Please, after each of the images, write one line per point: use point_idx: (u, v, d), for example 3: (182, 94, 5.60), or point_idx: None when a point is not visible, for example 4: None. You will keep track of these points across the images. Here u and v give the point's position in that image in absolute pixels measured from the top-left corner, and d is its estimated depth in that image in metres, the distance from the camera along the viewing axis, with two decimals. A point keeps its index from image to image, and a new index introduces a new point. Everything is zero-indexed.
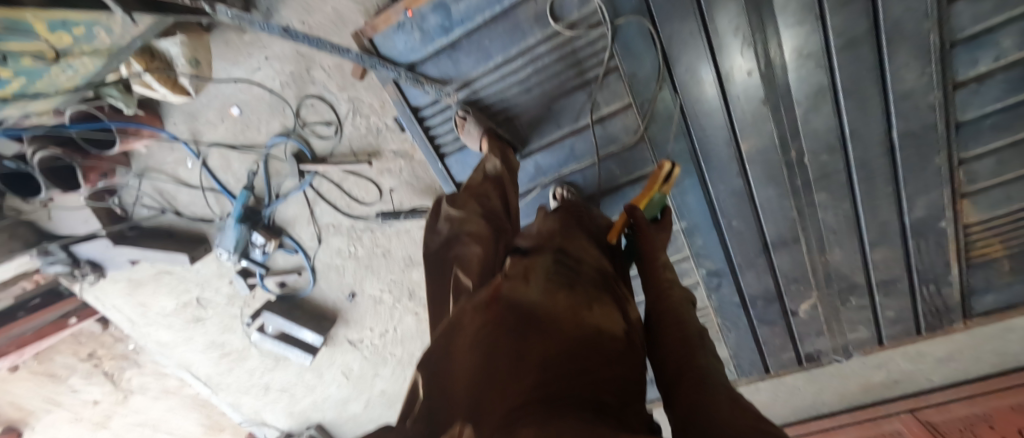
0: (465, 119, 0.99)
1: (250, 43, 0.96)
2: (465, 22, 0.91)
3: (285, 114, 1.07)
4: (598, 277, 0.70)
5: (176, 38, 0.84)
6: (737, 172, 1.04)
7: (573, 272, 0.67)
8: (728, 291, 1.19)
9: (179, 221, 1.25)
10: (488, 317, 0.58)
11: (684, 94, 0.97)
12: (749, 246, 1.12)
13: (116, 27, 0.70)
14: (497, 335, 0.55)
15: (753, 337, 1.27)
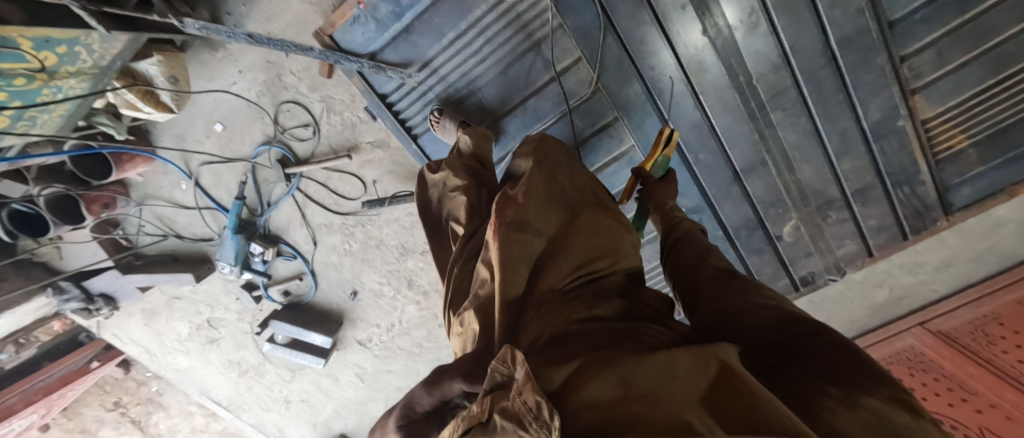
0: (440, 118, 1.07)
1: (223, 58, 1.05)
2: (414, 5, 0.99)
3: (264, 122, 1.14)
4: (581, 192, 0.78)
5: (153, 58, 0.93)
6: (693, 106, 1.09)
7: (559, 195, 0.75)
8: (710, 224, 1.24)
9: (182, 244, 1.31)
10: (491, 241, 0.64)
11: (628, 39, 1.03)
12: (720, 177, 1.17)
13: (96, 46, 0.79)
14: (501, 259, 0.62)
15: (744, 268, 1.30)
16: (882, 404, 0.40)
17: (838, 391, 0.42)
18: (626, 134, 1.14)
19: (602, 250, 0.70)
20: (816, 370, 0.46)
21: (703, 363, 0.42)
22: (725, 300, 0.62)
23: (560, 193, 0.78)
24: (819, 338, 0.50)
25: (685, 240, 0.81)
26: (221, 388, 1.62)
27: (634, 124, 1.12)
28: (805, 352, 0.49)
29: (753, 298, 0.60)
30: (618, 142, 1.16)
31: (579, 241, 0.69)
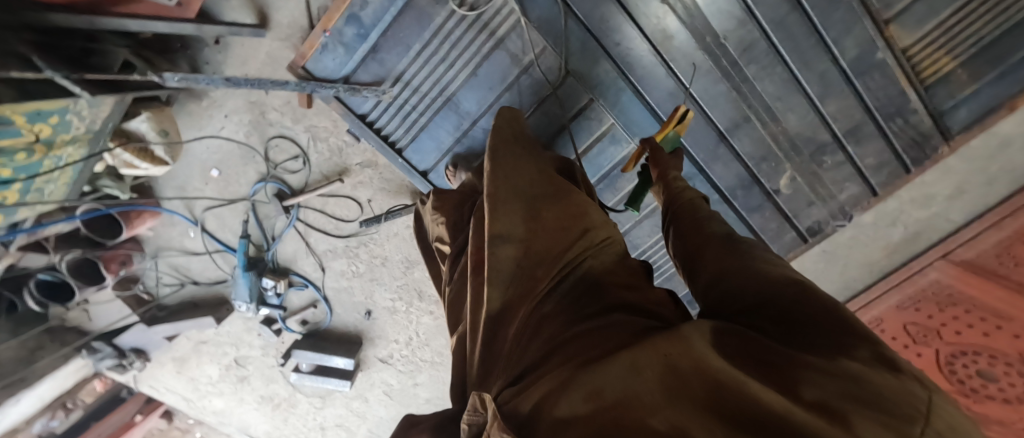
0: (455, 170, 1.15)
1: (208, 106, 1.11)
2: (377, 24, 1.03)
3: (256, 161, 1.19)
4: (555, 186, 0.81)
5: (141, 116, 0.99)
6: (665, 74, 1.09)
7: (532, 192, 0.79)
8: (705, 189, 1.23)
9: (199, 290, 1.36)
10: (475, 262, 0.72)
11: (589, 20, 1.04)
12: (706, 140, 1.17)
13: (85, 111, 0.84)
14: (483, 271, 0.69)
15: (748, 228, 1.28)
16: (858, 365, 0.38)
17: (813, 358, 0.41)
18: (605, 114, 1.14)
19: (577, 237, 0.71)
20: (800, 340, 0.45)
21: (666, 356, 0.43)
22: (731, 262, 0.60)
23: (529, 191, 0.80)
24: (807, 300, 0.49)
25: (681, 199, 0.77)
26: (260, 425, 1.67)
27: (610, 102, 1.12)
28: (796, 319, 0.48)
29: (750, 263, 0.57)
30: (597, 123, 1.16)
31: (553, 235, 0.71)
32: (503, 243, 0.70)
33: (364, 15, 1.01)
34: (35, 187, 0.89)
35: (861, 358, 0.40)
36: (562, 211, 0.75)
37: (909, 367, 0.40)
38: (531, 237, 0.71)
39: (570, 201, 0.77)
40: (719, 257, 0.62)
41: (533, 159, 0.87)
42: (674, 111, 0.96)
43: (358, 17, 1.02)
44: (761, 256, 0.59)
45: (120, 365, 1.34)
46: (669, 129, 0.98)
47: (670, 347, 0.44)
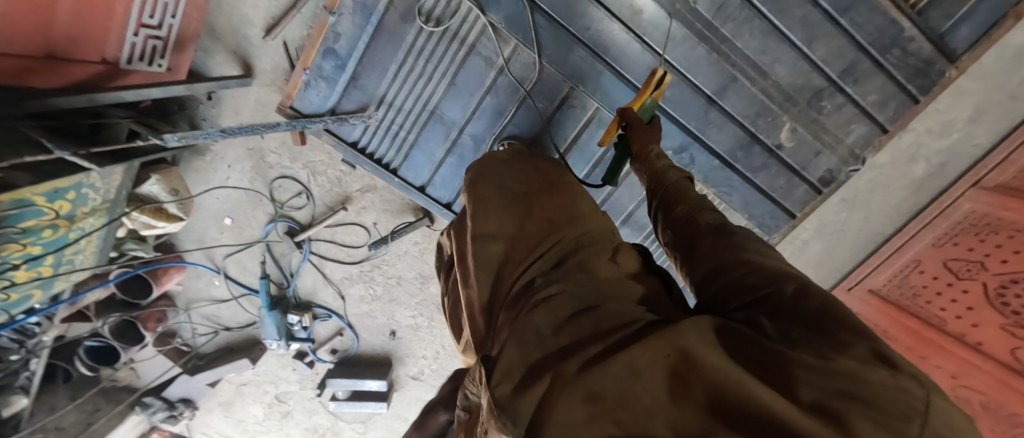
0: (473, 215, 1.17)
1: (212, 159, 1.17)
2: (352, 53, 1.07)
3: (264, 203, 1.24)
4: (544, 181, 0.84)
5: (152, 179, 1.05)
6: (641, 49, 1.08)
7: (519, 188, 0.82)
8: (703, 158, 1.20)
9: (232, 335, 1.43)
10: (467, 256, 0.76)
11: (555, 10, 1.04)
12: (695, 107, 1.14)
13: (97, 181, 0.90)
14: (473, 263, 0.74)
15: (757, 189, 1.24)
16: (855, 361, 0.35)
17: (812, 356, 0.37)
18: (587, 99, 1.14)
19: (569, 230, 0.71)
20: (794, 331, 0.41)
21: (665, 355, 0.40)
22: (723, 255, 0.55)
23: (519, 191, 0.82)
24: (808, 294, 0.45)
25: (667, 183, 0.74)
26: None
27: (590, 87, 1.12)
28: (795, 311, 0.44)
29: (743, 254, 0.53)
30: (581, 110, 1.16)
31: (539, 225, 0.74)
32: (495, 243, 0.74)
33: (339, 47, 1.06)
34: (67, 259, 0.96)
35: (863, 355, 0.36)
36: (553, 206, 0.76)
37: (909, 364, 0.36)
38: (523, 235, 0.73)
39: (561, 197, 0.79)
40: (714, 247, 0.57)
41: (523, 164, 0.87)
42: (650, 75, 0.91)
43: (334, 49, 1.06)
44: (756, 245, 0.55)
45: (171, 417, 1.40)
46: (647, 96, 0.94)
47: (671, 341, 0.40)
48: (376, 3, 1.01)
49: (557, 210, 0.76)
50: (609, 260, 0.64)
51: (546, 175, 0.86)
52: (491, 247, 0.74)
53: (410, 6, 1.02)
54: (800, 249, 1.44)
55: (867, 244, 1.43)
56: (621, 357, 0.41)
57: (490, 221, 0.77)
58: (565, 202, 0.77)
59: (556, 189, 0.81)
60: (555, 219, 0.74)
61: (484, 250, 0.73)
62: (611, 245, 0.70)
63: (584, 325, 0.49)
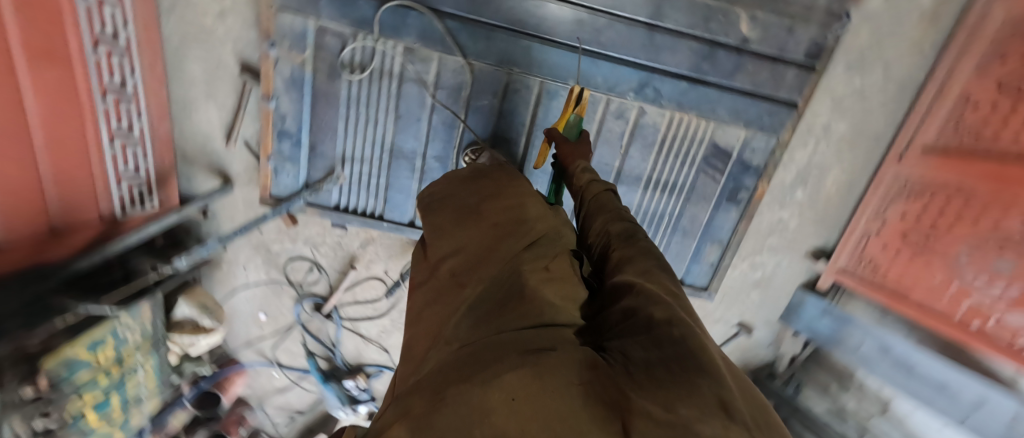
0: None
1: (229, 267, 1.27)
2: (302, 126, 1.12)
3: (286, 289, 1.32)
4: (501, 184, 0.86)
5: (182, 303, 1.16)
6: (559, 8, 1.04)
7: (476, 198, 0.84)
8: (668, 86, 1.12)
9: (305, 417, 1.57)
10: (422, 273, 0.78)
11: (461, 8, 1.03)
12: (638, 39, 1.07)
13: (130, 322, 1.04)
14: (425, 280, 0.76)
15: (741, 94, 1.13)
16: (694, 413, 0.38)
17: (651, 400, 0.40)
18: (529, 78, 1.11)
19: (511, 240, 0.71)
20: (653, 367, 0.46)
21: (509, 398, 0.41)
22: (629, 278, 0.63)
23: (472, 203, 0.83)
24: (691, 336, 0.50)
25: (589, 200, 0.82)
26: None
27: (526, 65, 1.10)
28: (660, 344, 0.49)
29: (636, 280, 0.61)
30: (527, 91, 1.13)
31: (487, 232, 0.75)
32: (446, 262, 0.75)
33: (289, 126, 1.12)
34: (133, 395, 1.12)
35: (705, 401, 0.40)
36: (501, 212, 0.78)
37: (745, 412, 0.40)
38: (471, 250, 0.74)
39: (509, 202, 0.80)
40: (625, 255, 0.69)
41: (478, 181, 0.88)
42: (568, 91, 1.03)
43: (286, 130, 1.12)
44: (647, 272, 0.63)
45: None
46: (569, 112, 1.03)
47: (529, 381, 0.41)
48: (304, 73, 1.07)
49: (503, 216, 0.77)
50: (542, 267, 0.65)
51: (501, 181, 0.87)
52: (441, 264, 0.75)
53: (333, 64, 1.07)
54: (825, 136, 1.28)
55: (902, 101, 1.24)
56: (479, 394, 0.42)
57: (449, 239, 0.79)
58: (511, 206, 0.78)
59: (506, 194, 0.82)
60: (503, 228, 0.75)
61: (437, 267, 0.75)
62: (551, 252, 0.69)
63: (476, 355, 0.50)
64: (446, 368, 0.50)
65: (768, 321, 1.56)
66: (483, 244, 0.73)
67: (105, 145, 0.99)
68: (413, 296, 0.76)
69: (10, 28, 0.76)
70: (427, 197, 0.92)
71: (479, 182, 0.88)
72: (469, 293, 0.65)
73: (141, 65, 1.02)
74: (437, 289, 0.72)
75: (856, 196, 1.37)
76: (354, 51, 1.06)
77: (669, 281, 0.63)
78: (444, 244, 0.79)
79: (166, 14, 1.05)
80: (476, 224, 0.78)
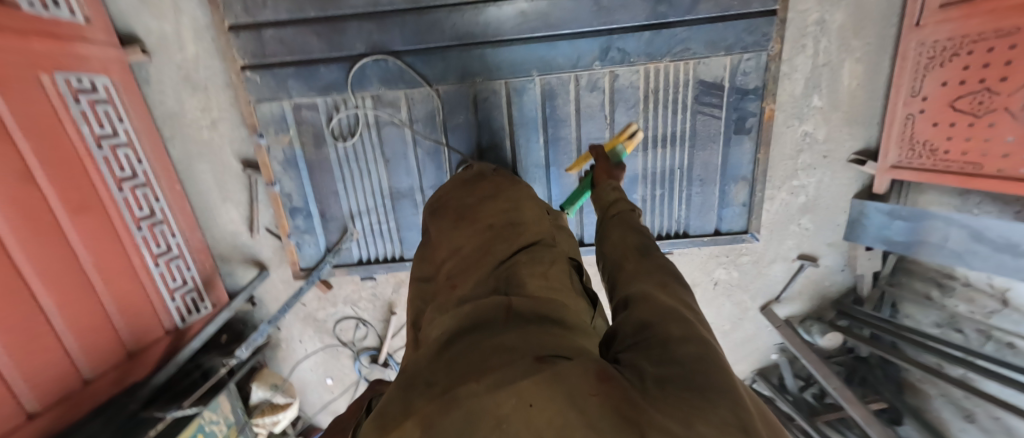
0: None
1: (288, 343, 1.37)
2: (307, 198, 1.20)
3: (342, 350, 1.39)
4: (496, 188, 0.86)
5: (255, 387, 1.27)
6: (497, 8, 1.05)
7: (473, 200, 0.85)
8: (632, 42, 1.08)
9: None
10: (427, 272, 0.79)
11: (410, 42, 1.07)
12: (584, 8, 1.05)
13: (213, 416, 1.14)
14: (430, 280, 0.76)
15: (712, 22, 1.07)
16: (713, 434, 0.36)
17: (672, 421, 0.37)
18: (493, 83, 1.12)
19: (505, 244, 0.72)
20: (668, 385, 0.43)
21: (526, 404, 0.36)
22: (645, 287, 0.59)
23: (469, 205, 0.84)
24: (708, 352, 0.47)
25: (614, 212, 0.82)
26: None
27: (486, 73, 1.11)
28: (673, 358, 0.46)
29: (653, 290, 0.57)
30: (496, 96, 1.13)
31: (483, 234, 0.76)
32: (445, 265, 0.75)
33: (297, 202, 1.20)
34: None
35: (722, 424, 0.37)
36: (497, 214, 0.79)
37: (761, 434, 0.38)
38: (467, 253, 0.74)
39: (505, 204, 0.81)
40: (639, 269, 0.65)
41: (477, 183, 0.90)
42: (630, 127, 1.07)
43: (295, 206, 1.20)
44: (666, 287, 0.59)
45: None
46: (619, 142, 1.06)
47: (543, 388, 0.37)
48: (294, 151, 1.15)
49: (497, 219, 0.77)
50: (539, 273, 0.65)
51: (499, 185, 0.87)
52: (443, 266, 0.76)
53: (316, 133, 1.14)
54: (823, 32, 1.17)
55: None
56: (489, 399, 0.38)
57: (450, 239, 0.79)
58: (506, 210, 0.79)
59: (503, 197, 0.83)
60: (498, 230, 0.76)
61: (439, 270, 0.76)
62: (548, 256, 0.70)
63: (485, 357, 0.47)
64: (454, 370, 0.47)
65: (832, 244, 1.43)
66: (481, 245, 0.74)
67: (152, 266, 1.11)
68: (418, 292, 0.77)
69: (47, 190, 0.90)
70: (435, 202, 0.93)
71: (475, 187, 0.89)
72: (464, 292, 0.66)
73: (163, 192, 1.15)
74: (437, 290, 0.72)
75: (884, 83, 1.22)
76: (343, 117, 1.13)
77: (685, 293, 0.59)
78: (444, 246, 0.80)
79: (171, 139, 1.18)
80: (472, 226, 0.79)
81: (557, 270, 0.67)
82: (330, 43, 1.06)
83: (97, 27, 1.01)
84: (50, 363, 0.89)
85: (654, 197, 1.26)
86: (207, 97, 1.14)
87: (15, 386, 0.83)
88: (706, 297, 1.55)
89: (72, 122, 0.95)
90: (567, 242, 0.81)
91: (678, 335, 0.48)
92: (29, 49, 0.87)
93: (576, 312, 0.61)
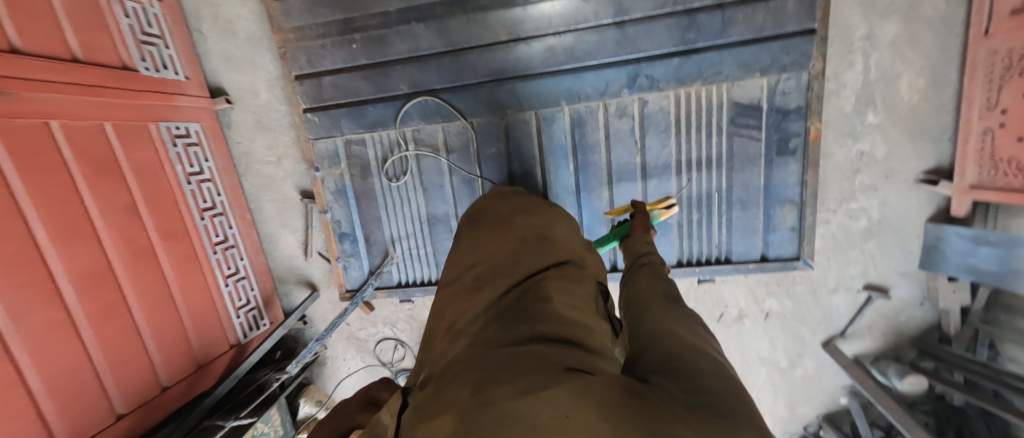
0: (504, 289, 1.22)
1: (334, 361, 1.46)
2: (354, 224, 1.30)
3: (382, 370, 1.45)
4: (530, 205, 0.84)
5: (303, 403, 1.36)
6: (527, 45, 1.11)
7: (507, 211, 0.82)
8: (659, 68, 1.09)
9: None
10: (452, 273, 0.74)
11: (447, 80, 1.16)
12: (609, 40, 1.09)
13: (264, 428, 1.22)
14: (454, 280, 0.71)
15: (743, 44, 1.05)
16: None
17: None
18: (523, 114, 1.17)
19: (535, 256, 0.69)
20: (699, 409, 0.34)
21: (560, 414, 0.30)
22: (670, 323, 0.51)
23: (503, 216, 0.82)
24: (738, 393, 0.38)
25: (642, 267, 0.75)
26: None
27: (516, 105, 1.16)
28: (707, 387, 0.38)
29: (678, 329, 0.50)
30: (526, 126, 1.18)
31: (515, 243, 0.72)
32: (473, 267, 0.71)
33: (345, 228, 1.31)
34: None
35: None
36: (530, 227, 0.76)
37: None
38: (497, 258, 0.70)
39: (538, 219, 0.79)
40: (664, 313, 0.55)
41: (509, 197, 0.89)
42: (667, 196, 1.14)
43: (344, 232, 1.31)
44: (698, 331, 0.50)
45: None
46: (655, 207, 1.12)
47: (579, 395, 0.31)
48: (344, 182, 1.27)
49: (530, 232, 0.75)
50: (567, 289, 0.61)
51: (533, 204, 0.86)
52: (469, 269, 0.71)
53: (363, 165, 1.25)
54: (873, 47, 1.11)
55: None
56: (517, 404, 0.32)
57: (480, 245, 0.75)
58: (539, 224, 0.77)
59: (538, 213, 0.81)
60: (529, 242, 0.73)
61: (464, 273, 0.71)
62: (578, 276, 0.66)
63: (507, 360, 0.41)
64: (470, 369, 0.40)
65: (905, 273, 1.28)
66: (513, 253, 0.70)
67: (222, 285, 1.24)
68: (441, 292, 0.71)
69: (148, 224, 1.06)
70: (475, 213, 0.88)
71: (510, 200, 0.87)
72: (490, 297, 0.61)
73: (235, 220, 1.30)
74: (459, 293, 0.66)
75: (953, 96, 1.11)
76: (393, 160, 1.24)
77: (710, 338, 0.52)
78: (473, 251, 0.75)
79: (244, 175, 1.34)
80: (503, 235, 0.75)
81: (583, 291, 0.64)
82: (376, 85, 1.17)
83: (194, 82, 1.21)
84: (135, 373, 1.01)
85: (690, 221, 1.22)
86: (275, 137, 1.30)
87: (109, 388, 0.95)
88: (758, 330, 1.43)
89: (169, 163, 1.12)
90: (595, 265, 0.77)
91: (710, 373, 0.40)
92: (141, 104, 1.06)
93: (601, 334, 0.55)
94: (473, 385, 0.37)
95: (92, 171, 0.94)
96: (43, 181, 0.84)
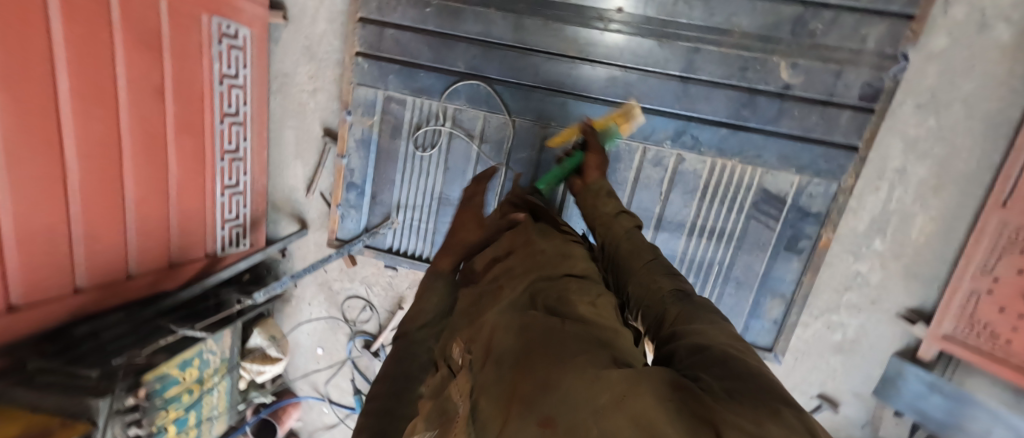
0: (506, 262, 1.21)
1: (298, 302, 1.43)
2: (367, 178, 1.29)
3: (341, 326, 1.42)
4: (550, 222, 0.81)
5: (255, 333, 1.30)
6: (592, 68, 1.13)
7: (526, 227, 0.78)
8: (706, 133, 1.12)
9: None
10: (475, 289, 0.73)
11: (505, 73, 1.16)
12: (669, 90, 1.11)
13: (213, 345, 1.15)
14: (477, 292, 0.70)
15: (788, 138, 1.09)
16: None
17: (750, 415, 0.29)
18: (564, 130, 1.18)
19: (554, 271, 0.64)
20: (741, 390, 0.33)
21: (618, 397, 0.29)
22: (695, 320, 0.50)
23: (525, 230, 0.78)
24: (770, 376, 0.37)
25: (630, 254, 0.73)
26: None
27: (561, 120, 1.18)
28: (744, 374, 0.37)
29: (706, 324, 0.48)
30: None
31: (531, 260, 0.68)
32: (496, 281, 0.69)
33: (357, 178, 1.29)
34: (206, 417, 1.19)
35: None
36: (551, 244, 0.71)
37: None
38: (517, 272, 0.67)
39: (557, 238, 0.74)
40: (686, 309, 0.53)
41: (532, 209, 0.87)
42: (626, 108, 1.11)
43: (353, 181, 1.29)
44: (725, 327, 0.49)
45: None
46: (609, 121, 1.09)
47: (635, 378, 0.30)
48: (372, 134, 1.26)
49: (551, 248, 0.70)
50: (590, 298, 0.55)
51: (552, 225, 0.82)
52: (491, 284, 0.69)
53: (396, 124, 1.24)
54: (901, 181, 1.16)
55: (994, 140, 1.09)
56: (578, 390, 0.31)
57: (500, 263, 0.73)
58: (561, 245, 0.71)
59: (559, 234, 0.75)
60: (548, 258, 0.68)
61: (490, 283, 0.70)
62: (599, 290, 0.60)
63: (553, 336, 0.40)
64: (513, 352, 0.39)
65: (857, 394, 1.34)
66: (531, 268, 0.66)
67: (218, 194, 1.22)
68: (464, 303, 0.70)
69: (169, 109, 1.03)
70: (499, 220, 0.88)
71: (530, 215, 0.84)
72: (512, 297, 0.59)
73: (252, 134, 1.27)
74: (485, 297, 0.66)
75: (955, 251, 1.18)
76: (427, 131, 1.23)
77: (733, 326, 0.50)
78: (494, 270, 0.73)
79: (275, 94, 1.32)
80: (523, 251, 0.72)
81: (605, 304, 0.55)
82: (436, 54, 1.17)
83: None
84: (108, 252, 0.98)
85: None
86: (319, 68, 1.28)
87: (76, 259, 0.91)
88: None
89: (209, 58, 1.10)
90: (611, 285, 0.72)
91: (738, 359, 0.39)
92: None
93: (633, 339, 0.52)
94: (525, 367, 0.36)
95: (132, 41, 0.91)
96: (86, 36, 0.81)
